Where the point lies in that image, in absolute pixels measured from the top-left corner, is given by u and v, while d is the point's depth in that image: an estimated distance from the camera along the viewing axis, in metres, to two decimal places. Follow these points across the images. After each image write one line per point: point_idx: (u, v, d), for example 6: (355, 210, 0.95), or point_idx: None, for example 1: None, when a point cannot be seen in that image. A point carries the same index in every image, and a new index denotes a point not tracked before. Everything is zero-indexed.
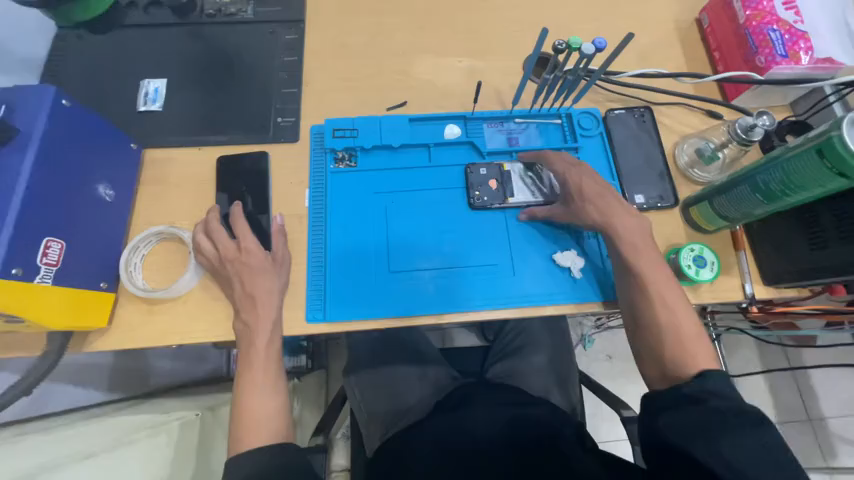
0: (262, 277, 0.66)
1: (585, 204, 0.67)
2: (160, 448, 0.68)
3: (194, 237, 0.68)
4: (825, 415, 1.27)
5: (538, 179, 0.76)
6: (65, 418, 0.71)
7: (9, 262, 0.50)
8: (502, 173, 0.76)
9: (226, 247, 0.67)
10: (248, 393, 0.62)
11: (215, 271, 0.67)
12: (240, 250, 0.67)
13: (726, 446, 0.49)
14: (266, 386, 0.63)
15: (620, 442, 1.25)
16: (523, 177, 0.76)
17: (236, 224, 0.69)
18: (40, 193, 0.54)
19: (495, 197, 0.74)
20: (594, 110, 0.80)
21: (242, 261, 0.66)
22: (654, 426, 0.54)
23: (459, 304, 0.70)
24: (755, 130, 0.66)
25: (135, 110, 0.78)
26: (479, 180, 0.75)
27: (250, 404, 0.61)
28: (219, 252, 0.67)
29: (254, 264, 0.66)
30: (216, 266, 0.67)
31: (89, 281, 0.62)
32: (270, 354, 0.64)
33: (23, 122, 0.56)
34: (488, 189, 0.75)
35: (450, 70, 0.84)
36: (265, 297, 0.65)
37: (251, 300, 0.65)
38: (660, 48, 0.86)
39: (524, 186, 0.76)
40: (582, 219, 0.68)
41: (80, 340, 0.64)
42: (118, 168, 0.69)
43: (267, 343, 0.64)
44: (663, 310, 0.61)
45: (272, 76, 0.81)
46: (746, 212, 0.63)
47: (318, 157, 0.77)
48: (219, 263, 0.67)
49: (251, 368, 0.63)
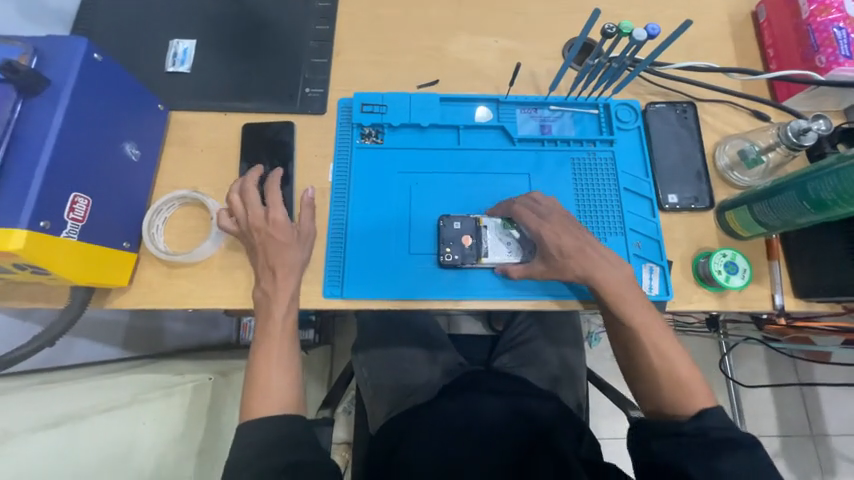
0: (285, 249, 0.65)
1: (566, 260, 0.64)
2: (175, 408, 0.65)
3: (229, 196, 0.68)
4: (829, 432, 1.25)
5: (519, 240, 0.70)
6: (87, 370, 0.72)
7: (38, 215, 0.50)
8: (475, 230, 0.70)
9: (253, 213, 0.66)
10: (261, 362, 0.63)
11: (244, 235, 0.67)
12: (267, 218, 0.66)
13: (722, 463, 0.52)
14: (280, 357, 0.64)
15: (616, 440, 1.24)
16: (501, 235, 0.70)
17: (270, 192, 0.68)
18: (68, 148, 0.54)
19: (468, 256, 0.69)
20: (634, 102, 0.76)
21: (268, 232, 0.65)
22: (646, 448, 0.56)
23: (477, 292, 0.69)
24: (808, 134, 0.62)
25: (163, 71, 0.77)
26: (450, 235, 0.69)
27: (262, 376, 0.62)
28: (249, 215, 0.66)
29: (279, 237, 0.65)
30: (244, 232, 0.66)
31: (112, 239, 0.62)
32: (286, 325, 0.64)
33: (54, 74, 0.55)
34: (461, 246, 0.69)
35: (486, 50, 0.81)
36: (286, 269, 0.65)
37: (273, 274, 0.65)
38: (710, 40, 0.81)
39: (500, 245, 0.69)
40: (561, 273, 0.65)
41: (101, 297, 0.66)
42: (145, 129, 0.68)
43: (283, 315, 0.64)
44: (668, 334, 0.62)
45: (302, 46, 0.79)
46: (787, 220, 0.60)
47: (344, 131, 0.75)
48: (246, 228, 0.66)
49: (267, 337, 0.64)
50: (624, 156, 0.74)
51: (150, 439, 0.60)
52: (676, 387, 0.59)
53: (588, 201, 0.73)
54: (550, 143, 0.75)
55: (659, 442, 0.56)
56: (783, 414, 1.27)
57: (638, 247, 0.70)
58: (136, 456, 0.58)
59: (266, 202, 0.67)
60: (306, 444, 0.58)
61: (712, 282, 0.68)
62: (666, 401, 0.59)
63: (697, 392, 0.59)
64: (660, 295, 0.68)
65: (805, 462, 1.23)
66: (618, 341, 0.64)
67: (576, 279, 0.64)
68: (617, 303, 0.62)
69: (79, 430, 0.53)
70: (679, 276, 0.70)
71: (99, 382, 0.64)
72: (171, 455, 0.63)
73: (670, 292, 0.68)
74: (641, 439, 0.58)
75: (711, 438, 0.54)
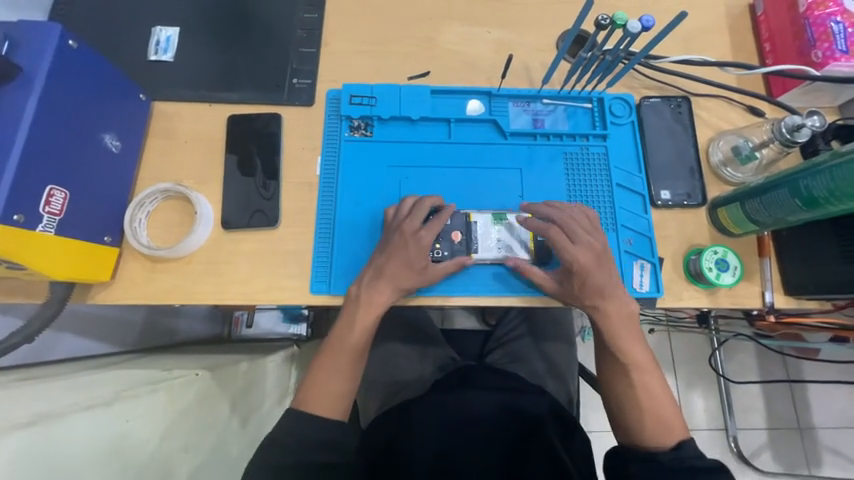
0: (403, 276, 0.64)
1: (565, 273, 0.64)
2: (160, 405, 0.63)
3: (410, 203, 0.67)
4: (816, 424, 1.27)
5: (539, 245, 0.69)
6: (74, 365, 0.71)
7: (10, 208, 0.49)
8: (465, 226, 0.69)
9: (409, 220, 0.65)
10: (324, 367, 0.63)
11: (385, 231, 0.67)
12: (416, 235, 0.65)
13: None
14: (340, 363, 0.64)
15: (603, 433, 1.24)
16: (492, 230, 0.69)
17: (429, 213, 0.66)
18: (41, 139, 0.52)
19: (457, 251, 0.68)
20: (627, 96, 0.75)
21: (408, 248, 0.64)
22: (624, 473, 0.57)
23: (470, 289, 0.68)
24: (802, 130, 0.61)
25: (146, 59, 0.74)
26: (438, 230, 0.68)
27: (315, 384, 0.62)
28: (397, 216, 0.66)
29: (412, 253, 0.64)
30: (390, 231, 0.66)
31: (92, 234, 0.60)
32: (347, 335, 0.64)
33: (26, 62, 0.53)
34: (451, 242, 0.68)
35: (478, 40, 0.79)
36: (364, 287, 0.64)
37: (376, 284, 0.64)
38: (706, 32, 0.80)
39: (490, 241, 0.68)
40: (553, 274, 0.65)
41: (83, 292, 0.65)
42: (126, 119, 0.66)
43: (366, 328, 0.64)
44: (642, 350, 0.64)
45: (290, 34, 0.77)
46: (779, 218, 0.60)
47: (333, 123, 0.73)
48: (394, 228, 0.66)
49: (331, 348, 0.65)
50: (617, 152, 0.73)
51: (134, 436, 0.58)
52: (652, 401, 0.61)
53: (581, 197, 0.72)
54: (543, 137, 0.74)
55: (640, 466, 0.57)
56: (772, 408, 1.28)
57: (629, 244, 0.70)
58: (117, 452, 0.56)
59: (424, 219, 0.66)
60: (308, 440, 0.58)
61: (702, 279, 0.67)
62: (645, 434, 0.60)
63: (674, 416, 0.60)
64: (650, 292, 0.68)
65: (792, 454, 1.25)
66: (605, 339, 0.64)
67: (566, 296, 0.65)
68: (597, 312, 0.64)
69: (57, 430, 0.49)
70: (671, 272, 0.70)
71: (80, 379, 0.62)
72: (156, 452, 0.62)
73: (660, 289, 0.68)
74: (621, 462, 0.59)
75: (688, 466, 0.55)
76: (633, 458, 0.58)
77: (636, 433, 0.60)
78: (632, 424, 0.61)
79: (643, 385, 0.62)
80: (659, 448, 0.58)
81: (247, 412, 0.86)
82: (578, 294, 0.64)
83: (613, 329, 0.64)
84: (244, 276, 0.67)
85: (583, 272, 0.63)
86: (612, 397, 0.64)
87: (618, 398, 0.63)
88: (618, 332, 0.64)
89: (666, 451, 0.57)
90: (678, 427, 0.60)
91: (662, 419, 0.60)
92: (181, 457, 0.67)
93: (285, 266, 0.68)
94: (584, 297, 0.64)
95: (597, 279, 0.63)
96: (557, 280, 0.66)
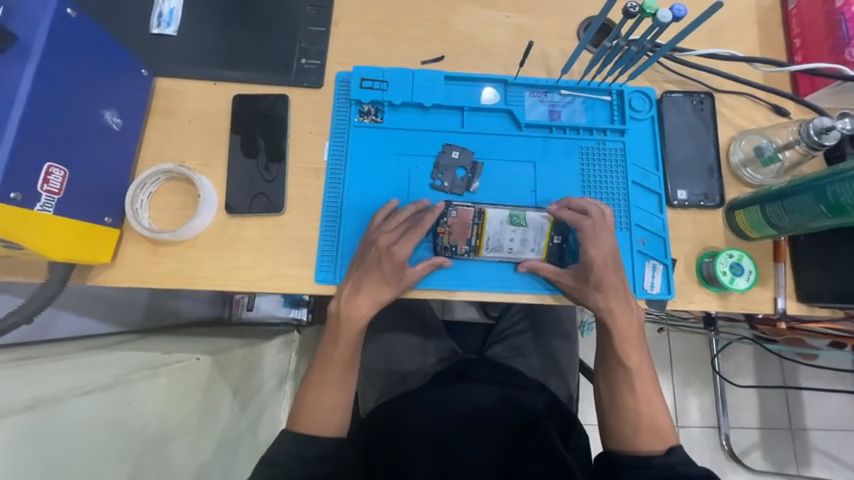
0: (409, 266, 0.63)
1: (584, 270, 0.63)
2: (159, 389, 0.62)
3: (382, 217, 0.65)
4: (807, 426, 1.28)
5: (554, 248, 0.68)
6: (78, 344, 0.70)
7: (9, 185, 0.47)
8: (477, 224, 0.66)
9: (386, 235, 0.63)
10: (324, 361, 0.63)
11: (365, 246, 0.64)
12: (389, 250, 0.62)
13: None
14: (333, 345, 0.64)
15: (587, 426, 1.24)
16: (507, 230, 0.66)
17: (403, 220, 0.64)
18: (39, 114, 0.50)
19: (456, 186, 0.68)
20: (648, 89, 0.72)
21: (386, 264, 0.62)
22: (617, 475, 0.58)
23: (475, 283, 0.66)
24: (830, 133, 0.59)
25: (148, 32, 0.71)
26: (448, 223, 0.66)
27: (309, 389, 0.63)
28: (376, 232, 0.64)
29: (386, 270, 0.63)
30: (366, 249, 0.63)
31: (91, 213, 0.59)
32: None
33: (21, 29, 0.50)
34: (453, 176, 0.69)
35: (495, 25, 0.75)
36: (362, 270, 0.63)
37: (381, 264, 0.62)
38: (735, 25, 0.76)
39: (500, 241, 0.66)
40: (557, 276, 0.65)
41: (83, 272, 0.63)
42: (125, 94, 0.63)
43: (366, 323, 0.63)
44: (641, 354, 0.64)
45: (298, 10, 0.73)
46: (800, 223, 0.58)
47: (341, 108, 0.70)
48: (371, 243, 0.63)
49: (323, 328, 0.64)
50: (634, 148, 0.71)
51: (132, 418, 0.57)
52: (649, 404, 0.61)
53: (595, 192, 0.70)
54: (559, 130, 0.71)
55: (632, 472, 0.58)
56: (766, 409, 1.29)
57: (642, 244, 0.68)
58: (116, 435, 0.55)
59: (403, 233, 0.63)
60: None
61: (715, 283, 0.66)
62: (643, 441, 0.60)
63: (664, 428, 0.61)
64: (661, 294, 0.67)
65: (782, 454, 1.27)
66: (612, 339, 0.64)
67: (573, 293, 0.65)
68: (602, 313, 0.63)
69: (57, 413, 0.48)
70: (682, 274, 0.68)
71: (78, 363, 0.61)
72: (155, 435, 0.61)
73: (671, 291, 0.67)
74: (612, 465, 0.59)
75: (678, 472, 0.56)
76: (623, 466, 0.58)
77: (632, 430, 0.61)
78: (630, 422, 0.61)
79: (642, 391, 0.62)
80: (651, 453, 0.59)
81: (245, 394, 0.86)
82: (591, 293, 0.63)
83: (618, 331, 0.63)
84: (248, 263, 0.66)
85: (599, 268, 0.62)
86: (608, 394, 0.64)
87: (616, 395, 0.63)
88: (622, 334, 0.63)
89: (658, 457, 0.59)
90: (670, 434, 0.61)
91: (657, 416, 0.61)
92: (182, 439, 0.67)
93: (290, 254, 0.66)
94: (592, 300, 0.63)
95: (608, 275, 0.63)
96: (573, 274, 0.64)
